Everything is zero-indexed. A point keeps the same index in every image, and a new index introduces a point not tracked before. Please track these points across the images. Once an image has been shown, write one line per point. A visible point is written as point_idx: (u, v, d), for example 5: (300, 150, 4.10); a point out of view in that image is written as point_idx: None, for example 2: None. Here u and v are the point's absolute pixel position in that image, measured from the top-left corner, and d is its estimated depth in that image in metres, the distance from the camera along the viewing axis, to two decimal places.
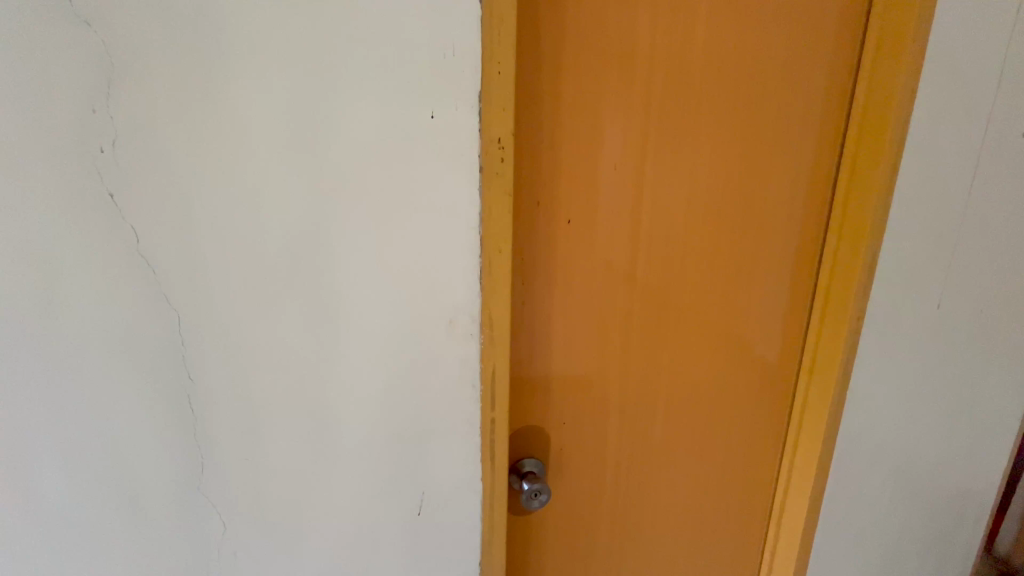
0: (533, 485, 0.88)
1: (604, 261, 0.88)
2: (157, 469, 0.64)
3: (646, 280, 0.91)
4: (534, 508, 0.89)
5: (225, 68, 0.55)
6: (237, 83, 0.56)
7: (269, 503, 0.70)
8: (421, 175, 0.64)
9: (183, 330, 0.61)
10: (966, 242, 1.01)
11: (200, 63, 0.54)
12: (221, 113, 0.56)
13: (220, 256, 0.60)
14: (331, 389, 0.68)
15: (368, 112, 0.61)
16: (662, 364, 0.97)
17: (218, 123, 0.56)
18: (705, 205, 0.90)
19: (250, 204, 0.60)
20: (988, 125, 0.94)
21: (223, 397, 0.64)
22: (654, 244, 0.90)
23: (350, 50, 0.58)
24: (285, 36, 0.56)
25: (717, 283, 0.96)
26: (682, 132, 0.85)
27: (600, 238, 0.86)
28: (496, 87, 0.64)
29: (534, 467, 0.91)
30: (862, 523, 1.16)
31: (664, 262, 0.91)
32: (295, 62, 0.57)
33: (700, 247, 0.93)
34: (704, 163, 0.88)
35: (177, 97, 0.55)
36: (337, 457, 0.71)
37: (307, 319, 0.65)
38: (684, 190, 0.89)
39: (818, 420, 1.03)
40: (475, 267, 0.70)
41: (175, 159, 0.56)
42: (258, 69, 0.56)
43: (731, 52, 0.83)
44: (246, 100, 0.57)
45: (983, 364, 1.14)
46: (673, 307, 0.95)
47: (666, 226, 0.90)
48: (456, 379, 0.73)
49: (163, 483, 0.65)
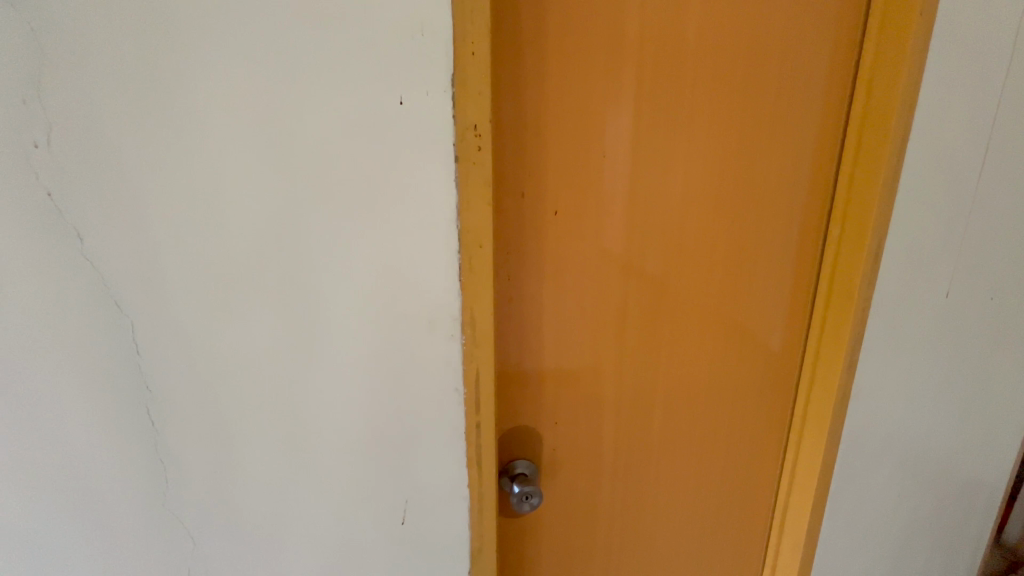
0: (523, 487, 0.86)
1: (599, 250, 0.83)
2: (117, 483, 0.61)
3: (644, 269, 0.87)
4: (525, 512, 0.87)
5: (174, 51, 0.51)
6: (186, 72, 0.52)
7: (243, 515, 0.66)
8: (394, 167, 0.60)
9: (138, 338, 0.57)
10: (976, 227, 0.96)
11: (145, 48, 0.50)
12: (170, 103, 0.52)
13: (176, 259, 0.56)
14: (306, 395, 0.65)
15: (333, 99, 0.56)
16: (662, 356, 0.93)
17: (166, 113, 0.52)
18: (705, 191, 0.86)
19: (208, 201, 0.56)
20: (1000, 104, 0.89)
21: (186, 407, 0.61)
22: (652, 233, 0.86)
23: (307, 32, 0.54)
24: (236, 21, 0.52)
25: (720, 271, 0.91)
26: (677, 114, 0.81)
27: (592, 228, 0.82)
28: (469, 69, 0.59)
29: (526, 468, 0.89)
30: (869, 518, 1.13)
31: (661, 252, 0.87)
32: (247, 48, 0.53)
33: (700, 233, 0.88)
34: (699, 152, 0.84)
35: (118, 84, 0.51)
36: (312, 467, 0.68)
37: (276, 321, 0.61)
38: (682, 175, 0.84)
39: (822, 416, 0.98)
40: (453, 263, 0.65)
41: (119, 154, 0.52)
42: (207, 57, 0.52)
43: (729, 29, 0.78)
44: (193, 89, 0.52)
45: (994, 352, 1.10)
46: (669, 303, 0.91)
47: (662, 213, 0.85)
48: (438, 381, 0.70)
49: (124, 498, 0.61)
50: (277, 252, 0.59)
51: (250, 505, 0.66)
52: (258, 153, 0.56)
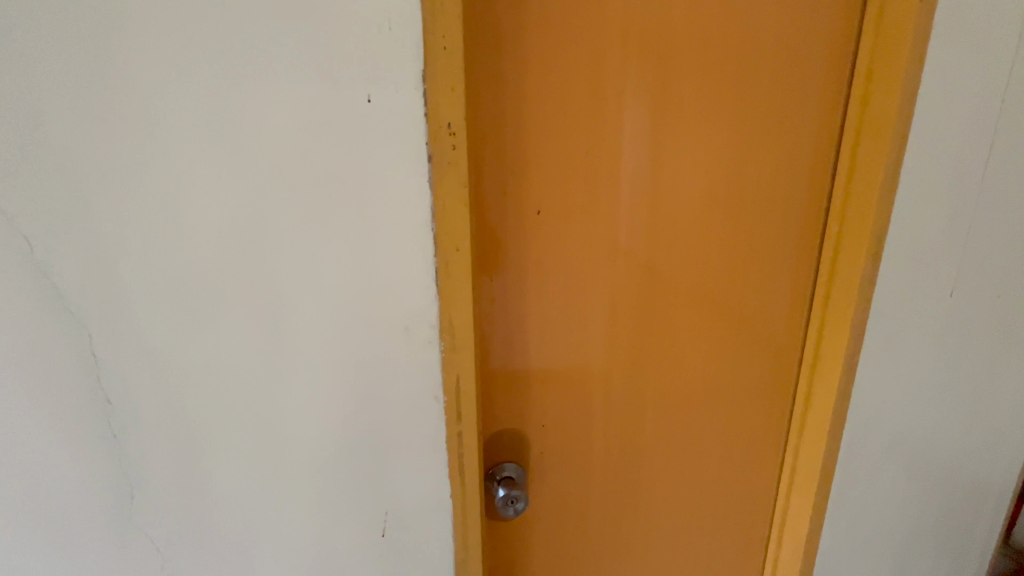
0: (509, 491, 0.84)
1: (587, 251, 0.81)
2: (80, 497, 0.59)
3: (635, 271, 0.84)
4: (509, 516, 0.85)
5: (127, 49, 0.49)
6: (140, 72, 0.50)
7: (215, 529, 0.64)
8: (364, 168, 0.58)
9: (96, 350, 0.55)
10: (982, 222, 0.92)
11: (95, 46, 0.48)
12: (123, 105, 0.50)
13: (135, 268, 0.54)
14: (277, 406, 0.63)
15: (296, 98, 0.54)
16: (656, 359, 0.91)
17: (119, 113, 0.50)
18: (697, 189, 0.83)
19: (167, 206, 0.54)
20: (1007, 94, 0.85)
21: (149, 421, 0.58)
22: (643, 233, 0.83)
23: (265, 28, 0.51)
24: (188, 17, 0.50)
25: (715, 271, 0.89)
26: (666, 110, 0.78)
27: (579, 229, 0.79)
28: (442, 64, 0.57)
29: (514, 471, 0.86)
30: (873, 522, 1.10)
31: (654, 252, 0.84)
32: (201, 46, 0.51)
33: (693, 232, 0.85)
34: (690, 149, 0.81)
35: (68, 84, 0.49)
36: (285, 479, 0.65)
37: (244, 330, 0.59)
38: (671, 172, 0.81)
39: (821, 420, 0.95)
40: (430, 267, 0.63)
41: (69, 156, 0.50)
42: (159, 56, 0.50)
43: (717, 21, 0.75)
44: (148, 91, 0.50)
45: (1002, 350, 1.06)
46: (660, 304, 0.88)
47: (653, 212, 0.82)
48: (416, 389, 0.67)
49: (89, 512, 0.60)
50: (241, 259, 0.57)
51: (221, 518, 0.64)
52: (220, 156, 0.54)
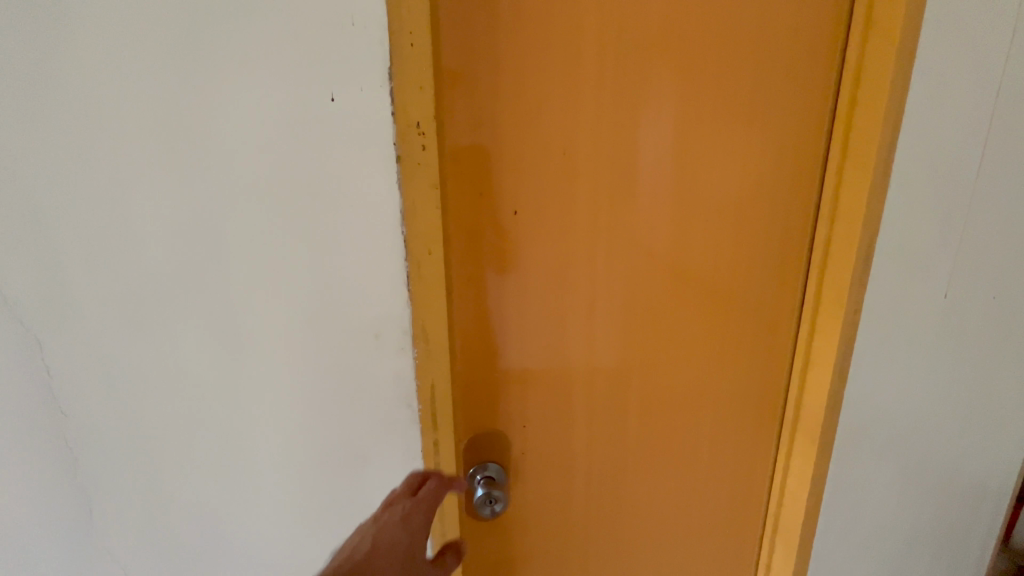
0: (489, 492, 0.82)
1: (587, 254, 0.80)
2: (47, 492, 0.61)
3: (642, 272, 0.84)
4: (485, 515, 0.83)
5: (86, 46, 0.49)
6: (92, 81, 0.50)
7: (180, 530, 0.64)
8: (328, 170, 0.57)
9: (56, 352, 0.56)
10: (976, 219, 0.90)
11: (55, 42, 0.49)
12: (74, 113, 0.51)
13: (92, 272, 0.55)
14: (241, 411, 0.62)
15: (249, 100, 0.53)
16: (664, 361, 0.90)
17: (79, 111, 0.51)
18: (704, 188, 0.82)
19: (122, 212, 0.54)
20: (1000, 89, 0.82)
21: (111, 422, 0.59)
22: (652, 232, 0.82)
23: (218, 32, 0.51)
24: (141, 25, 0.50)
25: (716, 274, 0.87)
26: (678, 107, 0.77)
27: (574, 231, 0.78)
28: (410, 61, 0.56)
29: (495, 472, 0.84)
30: (868, 526, 1.07)
31: (666, 251, 0.84)
32: (154, 53, 0.50)
33: (704, 231, 0.85)
34: (705, 149, 0.80)
35: (30, 82, 0.49)
36: (254, 482, 0.65)
37: (204, 333, 0.59)
38: (684, 175, 0.81)
39: (812, 425, 0.93)
40: (401, 271, 0.62)
41: (31, 155, 0.51)
42: (108, 64, 0.50)
43: (710, 20, 0.74)
44: (98, 98, 0.51)
45: (998, 349, 1.03)
46: (648, 307, 0.86)
47: (663, 211, 0.82)
48: (389, 396, 0.66)
49: (57, 507, 0.61)
50: (205, 260, 0.57)
51: (185, 521, 0.64)
52: (182, 156, 0.53)
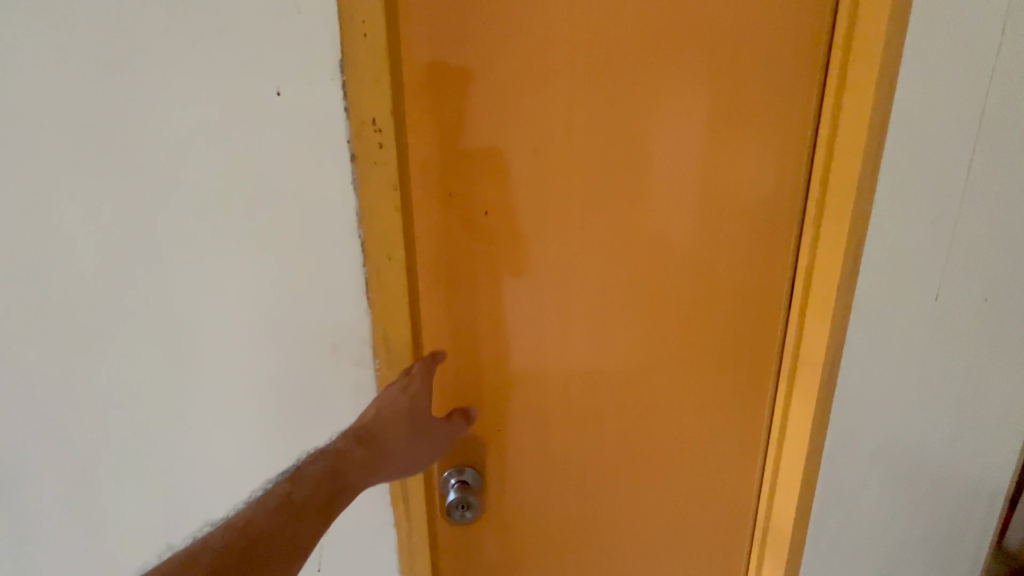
0: (461, 497, 0.84)
1: (585, 256, 0.80)
2: (42, 454, 0.67)
3: (656, 277, 0.83)
4: (455, 518, 0.86)
5: (64, 51, 0.54)
6: (67, 79, 0.55)
7: (157, 497, 0.70)
8: (281, 164, 0.59)
9: (49, 327, 0.62)
10: (967, 225, 0.86)
11: (37, 46, 0.53)
12: (51, 109, 0.55)
13: (73, 256, 0.60)
14: (207, 390, 0.66)
15: (201, 96, 0.56)
16: (686, 368, 0.89)
17: (63, 110, 0.55)
18: (715, 192, 0.80)
19: (97, 202, 0.58)
20: (991, 90, 0.78)
21: (95, 393, 0.65)
22: (668, 236, 0.81)
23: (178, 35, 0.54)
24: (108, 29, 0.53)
25: (716, 281, 0.85)
26: (689, 106, 0.76)
27: (550, 233, 0.78)
28: (363, 56, 0.56)
29: (471, 477, 0.86)
30: (855, 537, 1.04)
31: (686, 255, 0.83)
32: (119, 54, 0.54)
33: (730, 240, 0.83)
34: (726, 152, 0.78)
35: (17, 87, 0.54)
36: (224, 455, 0.69)
37: (172, 316, 0.63)
38: (705, 182, 0.80)
39: (800, 434, 0.90)
40: (357, 265, 0.63)
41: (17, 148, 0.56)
42: (81, 65, 0.54)
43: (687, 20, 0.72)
44: (72, 95, 0.55)
45: (992, 360, 0.98)
46: (665, 310, 0.85)
47: (676, 214, 0.81)
48: (350, 386, 0.68)
49: (51, 468, 0.68)
50: (169, 248, 0.60)
51: (161, 488, 0.70)
52: (148, 151, 0.57)
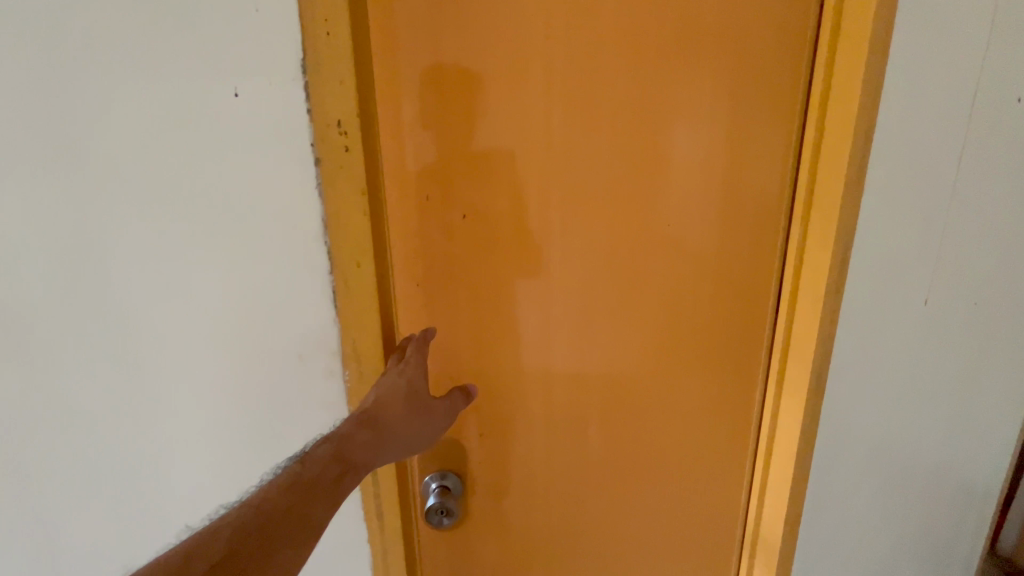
0: (440, 501, 0.83)
1: (563, 269, 0.79)
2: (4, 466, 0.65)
3: (645, 289, 0.82)
4: (433, 523, 0.84)
5: (13, 52, 0.52)
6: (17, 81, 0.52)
7: (122, 510, 0.68)
8: (241, 167, 0.57)
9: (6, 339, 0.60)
10: (957, 227, 0.84)
11: None
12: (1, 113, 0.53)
13: (27, 263, 0.58)
14: (168, 401, 0.64)
15: (152, 98, 0.54)
16: (671, 381, 0.88)
17: (13, 112, 0.53)
18: (700, 200, 0.79)
19: (50, 207, 0.56)
20: (977, 90, 0.77)
21: (53, 404, 0.63)
22: (651, 244, 0.80)
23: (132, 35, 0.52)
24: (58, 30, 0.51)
25: (701, 287, 0.83)
26: (673, 111, 0.74)
27: (530, 237, 0.77)
28: (326, 55, 0.54)
29: (453, 483, 0.85)
30: (846, 545, 1.03)
31: (670, 268, 0.81)
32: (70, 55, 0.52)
33: (719, 254, 0.82)
34: (701, 160, 0.77)
35: None
36: (189, 466, 0.67)
37: (129, 324, 0.61)
38: (688, 190, 0.78)
39: (789, 444, 0.87)
40: (323, 271, 0.61)
41: None
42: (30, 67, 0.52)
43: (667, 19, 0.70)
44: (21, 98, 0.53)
45: (981, 363, 0.97)
46: (652, 320, 0.84)
47: (658, 226, 0.79)
48: (318, 395, 0.66)
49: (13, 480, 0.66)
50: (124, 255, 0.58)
51: (125, 500, 0.68)
52: (100, 154, 0.55)
